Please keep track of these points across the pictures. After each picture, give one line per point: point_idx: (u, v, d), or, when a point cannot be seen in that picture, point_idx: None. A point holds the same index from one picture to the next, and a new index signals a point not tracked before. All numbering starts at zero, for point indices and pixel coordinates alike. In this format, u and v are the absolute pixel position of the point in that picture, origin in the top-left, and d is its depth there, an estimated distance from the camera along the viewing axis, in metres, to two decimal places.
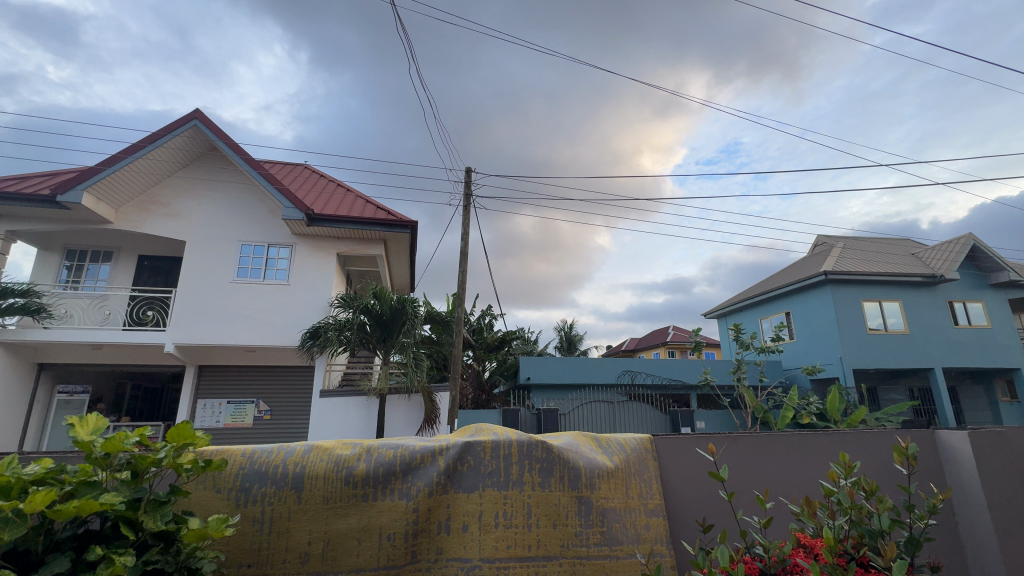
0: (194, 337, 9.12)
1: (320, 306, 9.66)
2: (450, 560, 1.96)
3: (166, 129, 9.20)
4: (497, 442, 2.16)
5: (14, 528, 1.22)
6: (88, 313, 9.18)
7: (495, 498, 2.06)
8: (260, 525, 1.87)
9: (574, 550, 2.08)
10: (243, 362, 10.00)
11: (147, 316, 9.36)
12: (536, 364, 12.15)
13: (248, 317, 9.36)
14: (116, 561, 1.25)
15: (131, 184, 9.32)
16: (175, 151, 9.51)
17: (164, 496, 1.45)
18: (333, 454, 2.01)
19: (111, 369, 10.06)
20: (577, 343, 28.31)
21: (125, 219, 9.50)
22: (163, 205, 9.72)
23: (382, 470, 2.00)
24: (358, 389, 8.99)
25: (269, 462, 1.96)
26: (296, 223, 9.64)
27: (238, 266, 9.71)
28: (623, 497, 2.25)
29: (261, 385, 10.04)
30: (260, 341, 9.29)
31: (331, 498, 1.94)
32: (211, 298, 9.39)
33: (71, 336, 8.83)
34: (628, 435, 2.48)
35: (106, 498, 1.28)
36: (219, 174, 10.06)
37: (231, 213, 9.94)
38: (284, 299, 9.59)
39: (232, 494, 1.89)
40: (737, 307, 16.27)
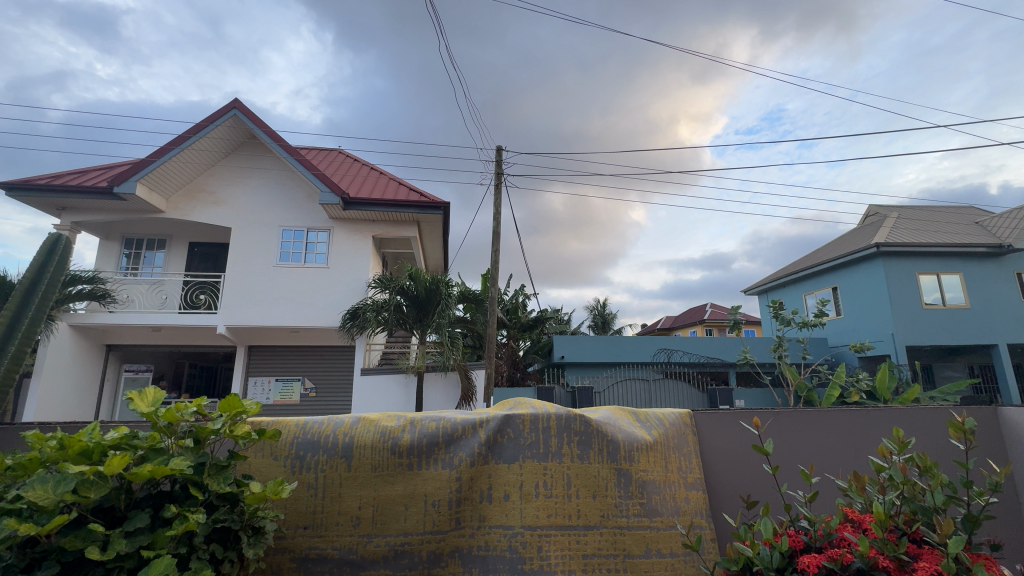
0: (243, 319, 9.62)
1: (358, 288, 9.97)
2: (493, 528, 2.03)
3: (209, 119, 9.55)
4: (536, 415, 2.19)
5: (99, 487, 1.33)
6: (147, 298, 9.78)
7: (535, 469, 2.11)
8: (315, 490, 2.00)
9: (614, 520, 2.11)
10: (288, 342, 10.50)
11: (199, 300, 9.92)
12: (570, 342, 12.17)
13: (292, 299, 9.79)
14: (189, 518, 1.36)
15: (179, 174, 9.77)
16: (218, 140, 9.88)
17: (225, 461, 1.56)
18: (379, 426, 2.11)
19: (170, 350, 10.77)
20: (611, 322, 28.21)
21: (175, 208, 9.99)
22: (208, 193, 10.15)
23: (425, 441, 2.08)
24: (397, 368, 9.31)
25: (320, 432, 2.07)
26: (332, 207, 9.90)
27: (280, 250, 10.10)
28: (662, 470, 2.26)
29: (306, 363, 10.52)
30: (305, 322, 9.72)
31: (379, 467, 2.04)
32: (257, 281, 9.84)
33: (134, 320, 9.48)
34: (666, 410, 2.47)
35: (174, 462, 1.40)
36: (259, 162, 10.41)
37: (272, 199, 10.30)
38: (324, 281, 9.96)
39: (288, 462, 2.01)
40: (779, 283, 15.67)
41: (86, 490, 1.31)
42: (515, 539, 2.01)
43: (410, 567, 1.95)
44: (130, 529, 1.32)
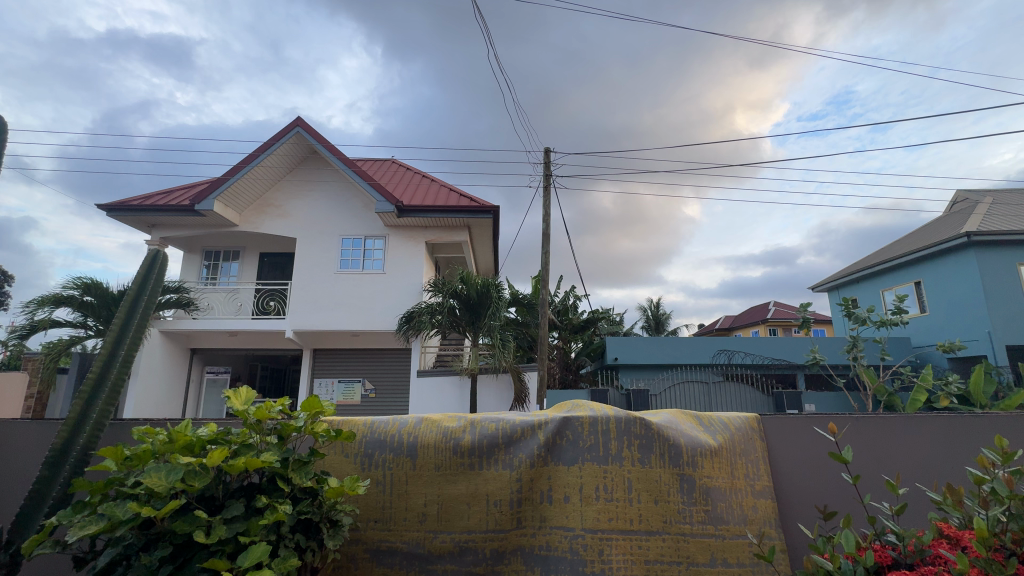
0: (309, 323, 10.22)
1: (413, 292, 10.34)
2: (555, 529, 2.04)
3: (275, 138, 10.25)
4: (595, 418, 2.17)
5: (202, 477, 1.48)
6: (224, 306, 10.56)
7: (595, 472, 2.09)
8: (383, 487, 2.09)
9: (677, 526, 2.06)
10: (349, 345, 11.03)
11: (270, 306, 10.65)
12: (623, 344, 11.93)
13: (352, 304, 10.30)
14: (277, 509, 1.48)
15: (250, 190, 10.54)
16: (284, 157, 10.57)
17: (306, 457, 1.67)
18: (441, 426, 2.18)
19: (245, 353, 11.62)
20: (665, 323, 27.41)
21: (247, 222, 10.76)
22: (276, 206, 10.88)
23: (486, 442, 2.13)
24: (452, 369, 9.54)
25: (386, 432, 2.17)
26: (388, 216, 10.32)
27: (341, 258, 10.65)
28: (728, 477, 2.17)
29: (366, 366, 11.02)
30: (364, 326, 10.20)
31: (442, 466, 2.11)
32: (320, 288, 10.42)
33: (214, 325, 10.31)
34: (731, 414, 2.37)
35: (264, 457, 1.53)
36: (320, 175, 11.03)
37: (332, 210, 10.90)
38: (381, 286, 10.40)
39: (358, 459, 2.12)
40: (851, 279, 14.58)
41: (192, 479, 1.46)
42: (576, 541, 2.01)
43: (473, 564, 2.01)
44: (228, 517, 1.45)
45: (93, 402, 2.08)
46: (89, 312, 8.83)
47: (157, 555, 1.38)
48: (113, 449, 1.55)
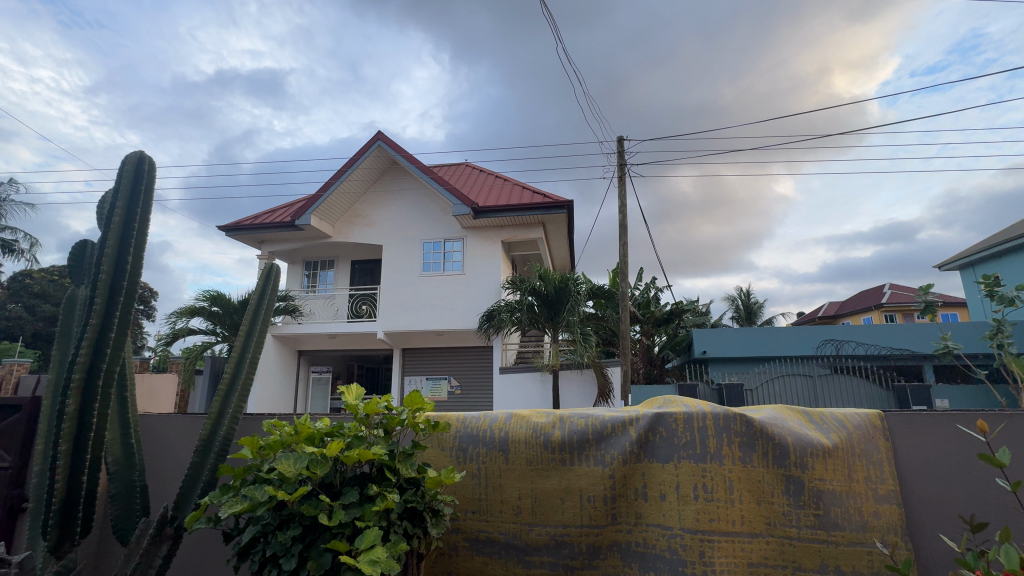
0: (398, 324, 10.87)
1: (492, 290, 10.66)
2: (651, 527, 1.99)
3: (360, 153, 10.99)
4: (690, 414, 2.07)
5: (323, 465, 1.63)
6: (324, 311, 11.65)
7: (692, 470, 2.00)
8: (479, 479, 2.17)
9: (783, 530, 1.92)
10: (435, 344, 11.57)
11: (362, 309, 11.48)
12: (712, 336, 11.26)
13: (435, 305, 10.82)
14: (386, 497, 1.60)
15: (341, 203, 11.40)
16: (368, 169, 11.30)
17: (410, 449, 1.79)
18: (531, 422, 2.21)
19: (343, 353, 12.64)
20: (757, 313, 25.42)
21: (340, 233, 11.64)
22: (363, 217, 11.67)
23: (576, 437, 2.13)
24: (533, 366, 9.65)
25: (479, 427, 2.24)
26: (465, 218, 10.67)
27: (423, 261, 11.19)
28: (845, 480, 1.97)
29: (451, 363, 11.49)
30: (448, 325, 10.67)
31: (534, 461, 2.14)
32: (406, 291, 11.04)
33: (316, 329, 11.33)
34: (847, 410, 2.14)
35: (374, 448, 1.66)
36: (401, 184, 11.66)
37: (413, 216, 11.49)
38: (462, 286, 10.81)
39: (454, 452, 2.21)
40: (991, 254, 12.50)
41: (315, 467, 1.62)
42: (675, 540, 1.94)
43: (569, 558, 2.02)
44: (346, 502, 1.59)
45: (229, 399, 2.36)
46: (216, 321, 10.13)
47: (289, 534, 1.54)
48: (250, 439, 1.76)
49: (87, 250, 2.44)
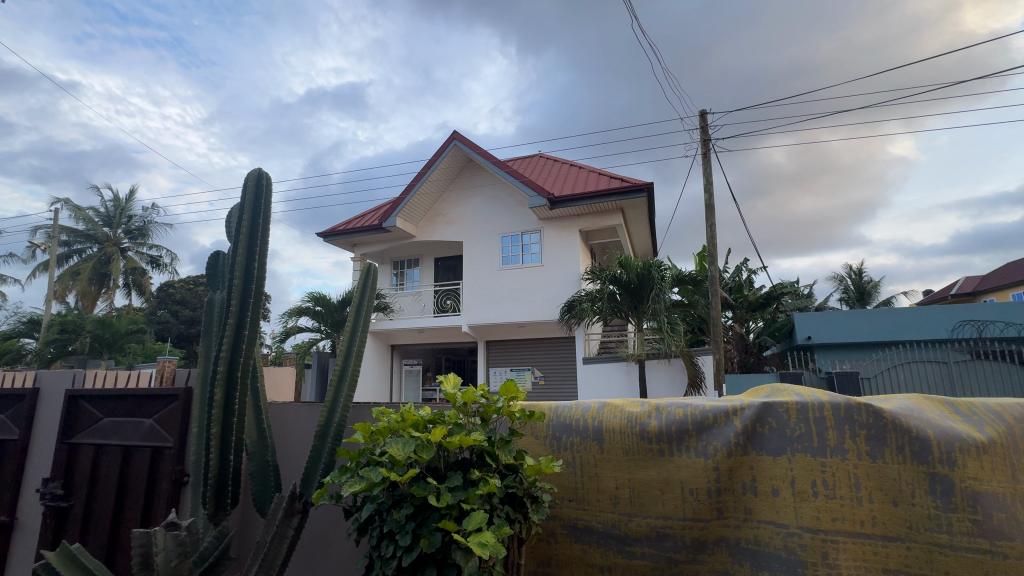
0: (481, 317, 11.20)
1: (573, 280, 10.68)
2: (763, 523, 1.86)
3: (437, 154, 11.40)
4: (804, 404, 1.89)
5: (428, 450, 1.73)
6: (412, 307, 12.29)
7: (809, 465, 1.84)
8: (574, 468, 2.17)
9: (928, 535, 1.70)
10: (517, 336, 11.75)
11: (447, 304, 11.98)
12: (817, 321, 10.24)
13: (516, 297, 11.01)
14: (488, 482, 1.66)
15: (422, 204, 11.93)
16: (446, 169, 11.70)
17: (507, 436, 1.84)
18: (625, 411, 2.16)
19: (432, 346, 13.27)
20: (871, 293, 22.61)
21: (423, 232, 12.20)
22: (444, 215, 12.12)
23: (675, 428, 2.05)
24: (618, 356, 9.46)
25: (571, 416, 2.24)
26: (541, 209, 10.68)
27: (502, 255, 11.39)
28: (1007, 481, 1.69)
29: (534, 355, 11.62)
30: (530, 317, 10.82)
31: (631, 451, 2.10)
32: (487, 284, 11.33)
33: (407, 324, 12.01)
34: (1005, 401, 1.83)
35: (474, 434, 1.73)
36: (477, 181, 11.93)
37: (491, 211, 11.72)
38: (541, 278, 10.93)
39: (548, 441, 2.22)
40: None
41: (421, 451, 1.72)
42: (793, 540, 1.81)
43: (673, 551, 1.96)
44: (451, 485, 1.67)
45: (340, 389, 2.57)
46: (320, 319, 11.14)
47: (403, 513, 1.65)
48: (362, 424, 1.92)
49: (220, 260, 2.79)
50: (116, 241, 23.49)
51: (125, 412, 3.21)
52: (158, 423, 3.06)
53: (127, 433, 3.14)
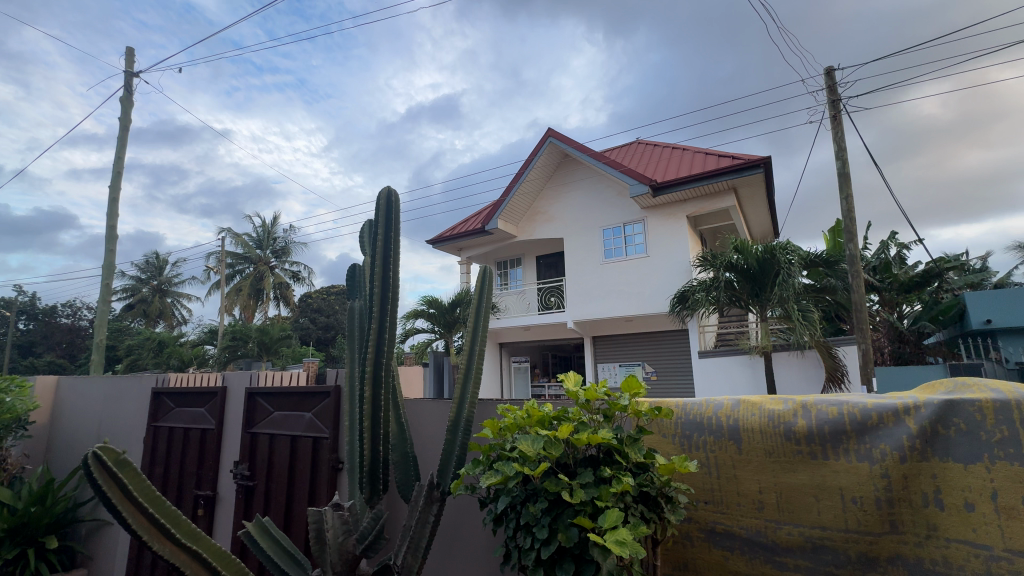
0: (586, 313, 11.08)
1: (682, 269, 10.15)
2: (954, 542, 1.59)
3: (534, 153, 11.51)
4: (1004, 402, 1.57)
5: (558, 446, 1.75)
6: (517, 305, 12.57)
7: (1016, 476, 1.53)
8: (709, 469, 2.04)
9: None
10: (625, 330, 11.44)
11: (552, 301, 12.08)
12: (997, 301, 8.54)
13: (622, 291, 10.73)
14: (623, 480, 1.64)
15: (522, 204, 12.14)
16: (543, 167, 11.77)
17: (636, 434, 1.80)
18: (765, 409, 1.99)
19: (538, 343, 13.48)
20: None
21: (523, 232, 12.40)
22: (544, 213, 12.21)
23: (828, 428, 1.83)
24: (739, 348, 8.74)
25: (702, 414, 2.11)
26: (644, 198, 10.25)
27: (605, 248, 11.16)
28: None
29: (644, 349, 11.26)
30: (638, 311, 10.48)
31: (775, 453, 1.92)
32: (591, 279, 11.19)
33: (513, 322, 12.33)
34: None
35: (603, 432, 1.71)
36: (575, 175, 11.83)
37: (591, 205, 11.56)
38: (647, 269, 10.53)
39: (677, 440, 2.12)
40: None
41: (551, 448, 1.75)
42: (997, 564, 1.52)
43: (835, 566, 1.75)
44: (583, 482, 1.68)
45: (466, 387, 2.72)
46: (434, 320, 11.92)
47: (538, 508, 1.68)
48: (491, 420, 2.00)
49: (358, 272, 3.13)
50: (265, 260, 27.50)
51: (290, 406, 3.75)
52: (316, 416, 3.53)
53: (292, 425, 3.66)
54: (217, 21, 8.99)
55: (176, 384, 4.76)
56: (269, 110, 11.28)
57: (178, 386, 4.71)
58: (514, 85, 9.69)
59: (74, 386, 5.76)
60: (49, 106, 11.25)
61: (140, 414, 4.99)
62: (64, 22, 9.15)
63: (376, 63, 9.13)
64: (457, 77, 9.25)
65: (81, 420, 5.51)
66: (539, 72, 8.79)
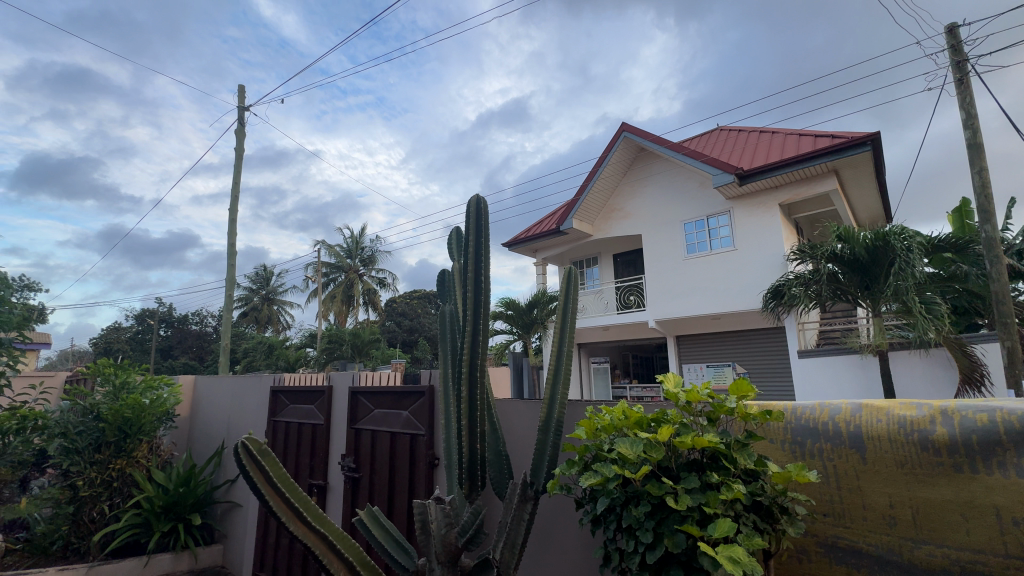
0: (669, 311, 10.65)
1: (776, 263, 9.43)
2: None
3: (608, 149, 11.29)
4: None
5: (659, 449, 1.71)
6: (595, 305, 12.35)
7: None
8: (827, 479, 1.88)
9: None
10: (713, 329, 10.83)
11: (631, 300, 11.71)
12: None
13: (707, 287, 10.17)
14: (733, 487, 1.57)
15: (597, 202, 11.94)
16: (618, 163, 11.50)
17: (743, 439, 1.71)
18: (894, 415, 1.79)
19: (618, 343, 13.20)
20: None
21: (599, 230, 12.19)
22: (620, 210, 11.90)
23: (977, 438, 1.62)
24: (848, 347, 7.86)
25: (816, 419, 1.95)
26: (729, 188, 9.64)
27: (687, 243, 10.65)
28: None
29: (734, 349, 10.63)
30: (726, 308, 9.87)
31: (908, 464, 1.73)
32: (673, 276, 10.72)
33: (591, 322, 12.17)
34: None
35: (708, 436, 1.64)
36: (652, 169, 11.40)
37: (670, 198, 11.09)
38: (736, 263, 9.89)
39: (788, 446, 1.97)
40: None
41: (651, 451, 1.71)
42: None
43: None
44: (688, 487, 1.62)
45: (556, 388, 2.73)
46: (512, 321, 12.10)
47: (641, 511, 1.65)
48: (586, 421, 1.99)
49: (448, 276, 3.28)
50: (355, 269, 29.65)
51: (389, 404, 4.02)
52: (412, 414, 3.75)
53: (391, 422, 3.93)
54: (309, 53, 10.07)
55: (289, 383, 5.29)
56: (354, 129, 12.16)
57: (292, 385, 5.22)
58: (582, 83, 9.20)
59: (208, 384, 6.62)
60: (177, 142, 13.03)
61: (261, 409, 5.62)
62: (187, 69, 10.59)
63: (447, 75, 9.57)
64: (525, 80, 9.10)
65: (214, 414, 6.32)
66: (608, 67, 8.38)
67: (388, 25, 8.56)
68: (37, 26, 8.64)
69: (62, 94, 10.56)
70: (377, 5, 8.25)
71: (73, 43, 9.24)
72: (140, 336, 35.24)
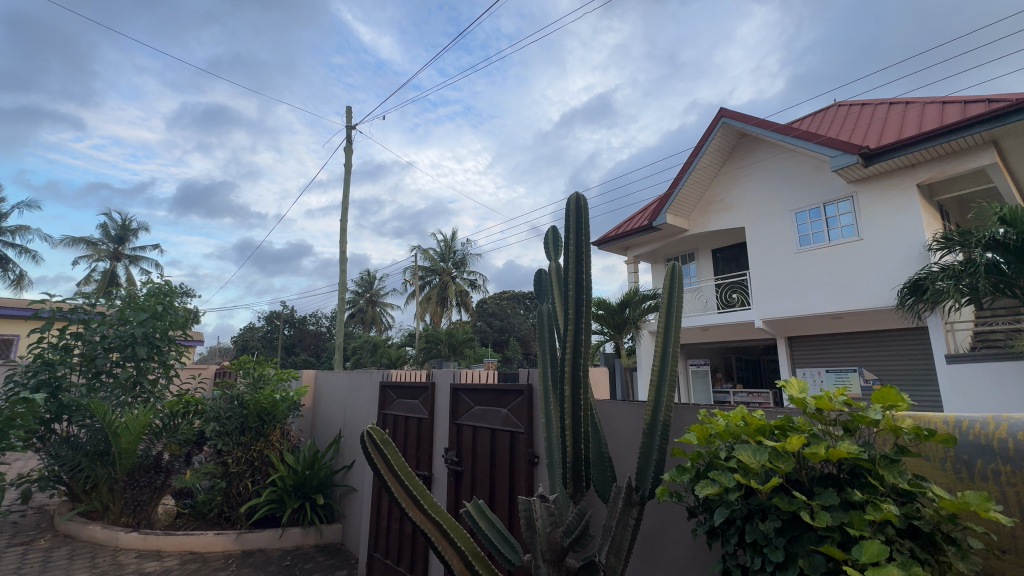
0: (779, 310, 9.73)
1: (914, 253, 8.18)
2: None
3: (704, 138, 10.60)
4: None
5: (787, 459, 1.55)
6: (692, 304, 11.64)
7: None
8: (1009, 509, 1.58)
9: None
10: (833, 329, 9.69)
11: (733, 298, 10.90)
12: None
13: (826, 283, 9.12)
14: (884, 508, 1.38)
15: (693, 194, 11.24)
16: (716, 151, 10.74)
17: (894, 454, 1.50)
18: None
19: (719, 344, 12.36)
20: None
21: (696, 224, 11.46)
22: (719, 202, 11.10)
23: None
24: (1014, 352, 6.48)
25: (991, 435, 1.64)
26: (851, 171, 8.56)
27: (799, 234, 9.65)
28: None
29: (860, 351, 9.45)
30: (850, 306, 8.77)
31: None
32: (783, 271, 9.78)
33: (688, 322, 11.51)
34: None
35: (850, 449, 1.46)
36: (757, 155, 10.47)
37: (778, 186, 10.12)
38: (861, 255, 8.75)
39: (951, 465, 1.69)
40: None
41: (777, 461, 1.56)
42: None
43: None
44: (826, 504, 1.45)
45: (661, 390, 2.61)
46: (603, 322, 11.78)
47: (770, 527, 1.51)
48: (698, 426, 1.87)
49: (545, 276, 3.30)
50: (448, 272, 31.05)
51: (489, 402, 4.15)
52: (511, 412, 3.84)
53: (491, 419, 4.04)
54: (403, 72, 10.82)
55: (396, 379, 5.68)
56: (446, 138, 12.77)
57: (399, 380, 5.61)
58: (671, 71, 8.63)
59: (327, 378, 7.34)
60: (295, 162, 14.64)
61: (371, 402, 6.11)
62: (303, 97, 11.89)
63: (532, 78, 9.68)
64: (610, 73, 8.73)
65: (332, 406, 6.99)
66: (700, 51, 7.78)
67: (474, 36, 8.88)
68: (188, 73, 10.11)
69: (208, 129, 12.41)
70: (463, 18, 8.61)
71: (216, 86, 10.82)
72: (269, 335, 40.13)
